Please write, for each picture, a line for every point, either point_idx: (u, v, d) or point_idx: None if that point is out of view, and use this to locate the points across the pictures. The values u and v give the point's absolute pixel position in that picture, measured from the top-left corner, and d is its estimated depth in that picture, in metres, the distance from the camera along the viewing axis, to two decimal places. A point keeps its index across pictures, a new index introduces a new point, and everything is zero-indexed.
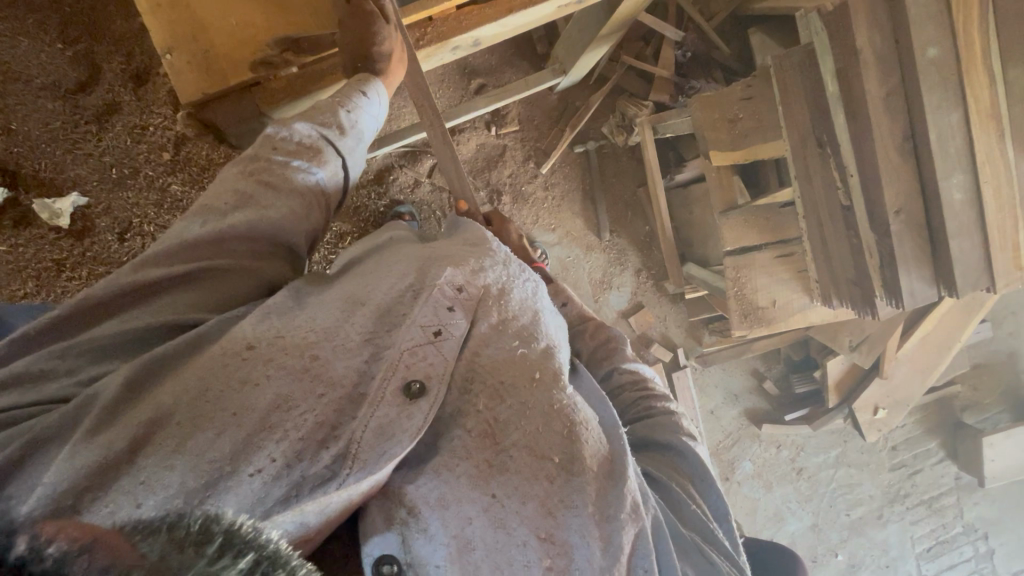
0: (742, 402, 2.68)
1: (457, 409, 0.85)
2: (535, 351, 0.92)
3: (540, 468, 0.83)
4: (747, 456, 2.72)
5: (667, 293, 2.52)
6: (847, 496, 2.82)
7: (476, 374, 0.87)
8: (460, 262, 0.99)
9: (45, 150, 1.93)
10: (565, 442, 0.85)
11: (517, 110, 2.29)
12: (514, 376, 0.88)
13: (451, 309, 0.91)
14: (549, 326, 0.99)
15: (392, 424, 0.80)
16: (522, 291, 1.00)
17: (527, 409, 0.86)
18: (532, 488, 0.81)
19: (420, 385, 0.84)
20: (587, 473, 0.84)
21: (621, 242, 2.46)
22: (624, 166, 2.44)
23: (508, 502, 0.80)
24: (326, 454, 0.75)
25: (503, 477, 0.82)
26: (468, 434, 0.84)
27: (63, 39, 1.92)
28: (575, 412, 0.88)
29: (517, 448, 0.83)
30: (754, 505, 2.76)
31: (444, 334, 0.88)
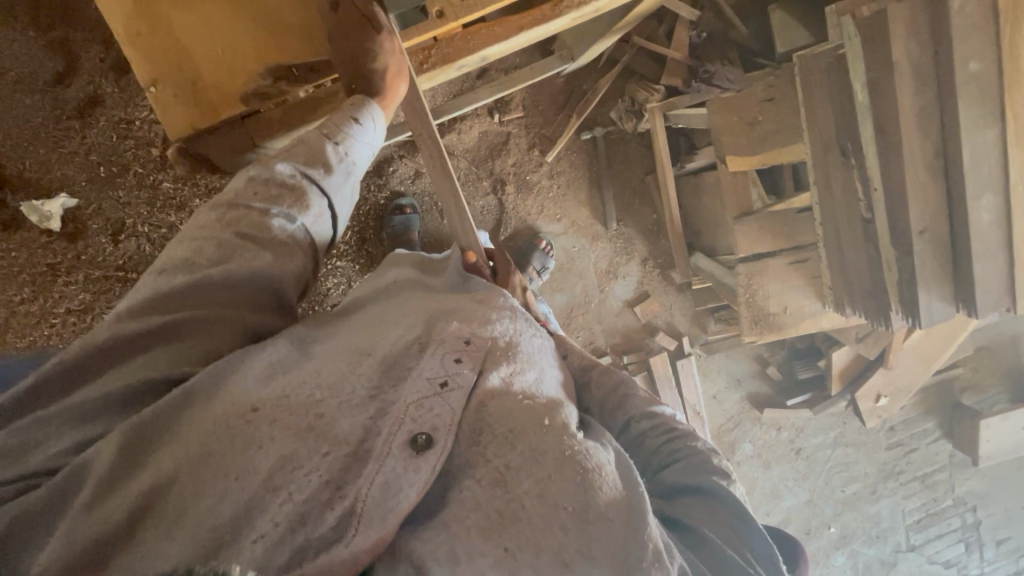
0: (744, 387, 2.70)
1: (466, 460, 0.80)
2: (539, 401, 0.88)
3: (554, 518, 0.76)
4: (748, 438, 2.77)
5: (673, 283, 2.49)
6: (842, 474, 2.90)
7: (484, 424, 0.82)
8: (468, 316, 0.97)
9: (28, 149, 1.84)
10: (580, 490, 0.78)
11: (522, 95, 2.19)
12: (523, 425, 0.82)
13: (459, 360, 0.88)
14: (551, 383, 0.98)
15: (398, 479, 0.76)
16: (532, 350, 1.00)
17: (539, 457, 0.79)
18: (546, 541, 0.75)
19: (427, 437, 0.80)
20: (605, 522, 0.77)
21: (627, 231, 2.40)
22: (632, 152, 2.35)
23: (522, 555, 0.74)
24: (331, 515, 0.73)
25: (515, 529, 0.75)
26: (478, 484, 0.78)
27: (35, 26, 1.79)
28: (588, 458, 0.81)
29: (529, 498, 0.77)
30: (752, 483, 2.85)
31: (450, 385, 0.85)
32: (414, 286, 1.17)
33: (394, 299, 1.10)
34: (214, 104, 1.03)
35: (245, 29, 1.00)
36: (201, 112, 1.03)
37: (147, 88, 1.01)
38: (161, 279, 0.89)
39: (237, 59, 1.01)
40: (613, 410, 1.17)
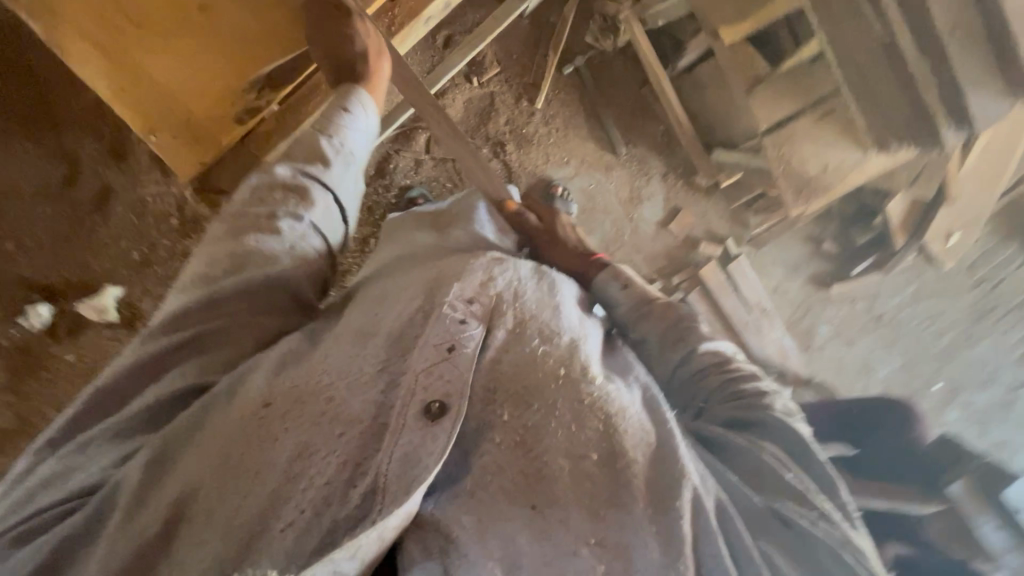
0: (804, 271, 2.61)
1: (483, 422, 0.80)
2: (561, 346, 0.89)
3: (578, 468, 0.78)
4: (823, 320, 2.67)
5: (700, 189, 2.40)
6: (933, 327, 2.77)
7: (498, 382, 0.83)
8: (465, 275, 0.94)
9: (66, 254, 1.94)
10: (603, 438, 0.81)
11: (493, 50, 2.13)
12: (541, 380, 0.84)
13: (464, 321, 0.86)
14: (570, 319, 0.97)
15: (417, 450, 0.72)
16: (545, 280, 1.02)
17: (554, 409, 0.82)
18: (574, 494, 0.76)
19: (440, 404, 0.76)
20: (632, 469, 0.78)
21: (639, 152, 2.33)
22: (619, 77, 2.26)
23: (550, 511, 0.75)
24: (355, 493, 0.70)
25: (541, 486, 0.76)
26: (498, 447, 0.78)
27: (34, 141, 1.89)
28: (609, 403, 0.84)
29: (554, 458, 0.78)
30: (842, 364, 2.73)
31: (458, 349, 0.81)
32: (411, 258, 1.13)
33: (397, 271, 1.08)
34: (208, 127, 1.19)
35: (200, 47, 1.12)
36: (204, 146, 1.20)
37: (147, 138, 1.17)
38: (181, 298, 0.90)
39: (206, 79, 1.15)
40: (675, 344, 1.12)
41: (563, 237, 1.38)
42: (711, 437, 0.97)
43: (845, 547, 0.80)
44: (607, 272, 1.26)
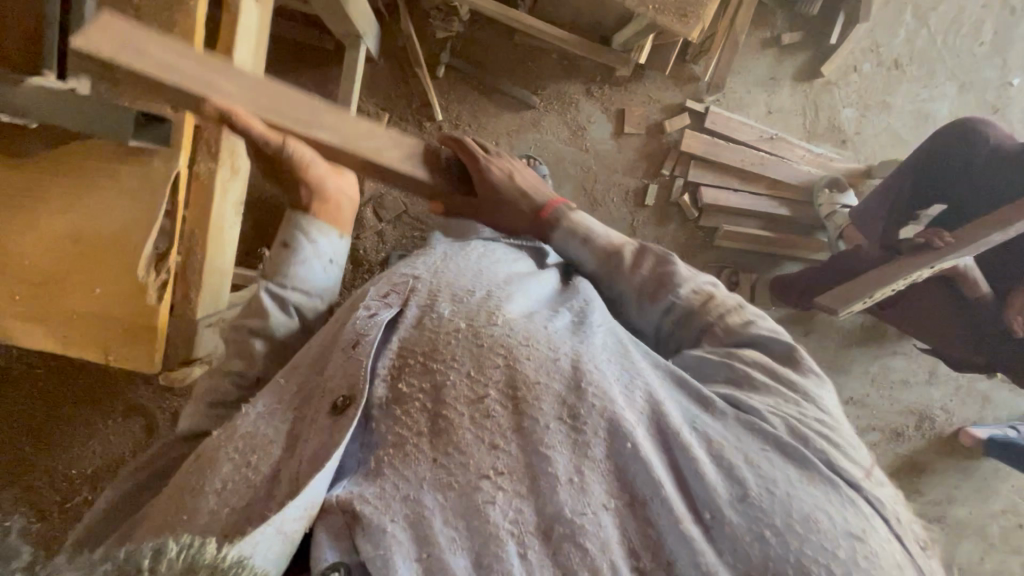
0: (784, 76, 2.34)
1: (394, 396, 0.88)
2: (470, 301, 1.00)
3: (473, 409, 0.84)
4: (839, 104, 2.39)
5: (627, 79, 2.28)
6: (964, 31, 2.39)
7: (407, 357, 0.91)
8: (383, 281, 1.08)
9: None
10: (505, 368, 0.88)
11: (370, 103, 2.18)
12: (442, 340, 0.92)
13: (373, 313, 0.98)
14: (484, 274, 1.10)
15: (326, 446, 0.83)
16: (477, 264, 1.14)
17: (454, 361, 0.89)
18: (479, 430, 0.83)
19: (343, 400, 0.87)
20: (540, 396, 0.85)
21: (551, 90, 2.26)
22: (491, 41, 2.21)
23: (448, 459, 0.81)
24: (274, 499, 0.81)
25: (443, 440, 0.82)
26: (402, 417, 0.85)
27: (107, 410, 2.13)
28: (510, 339, 0.92)
29: (452, 406, 0.85)
30: (889, 131, 2.44)
31: (360, 343, 0.92)
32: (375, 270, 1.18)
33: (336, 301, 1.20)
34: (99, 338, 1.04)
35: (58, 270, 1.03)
36: (147, 336, 1.05)
37: (105, 360, 1.04)
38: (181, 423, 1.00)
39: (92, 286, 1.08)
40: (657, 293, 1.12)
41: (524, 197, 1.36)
42: (690, 361, 1.02)
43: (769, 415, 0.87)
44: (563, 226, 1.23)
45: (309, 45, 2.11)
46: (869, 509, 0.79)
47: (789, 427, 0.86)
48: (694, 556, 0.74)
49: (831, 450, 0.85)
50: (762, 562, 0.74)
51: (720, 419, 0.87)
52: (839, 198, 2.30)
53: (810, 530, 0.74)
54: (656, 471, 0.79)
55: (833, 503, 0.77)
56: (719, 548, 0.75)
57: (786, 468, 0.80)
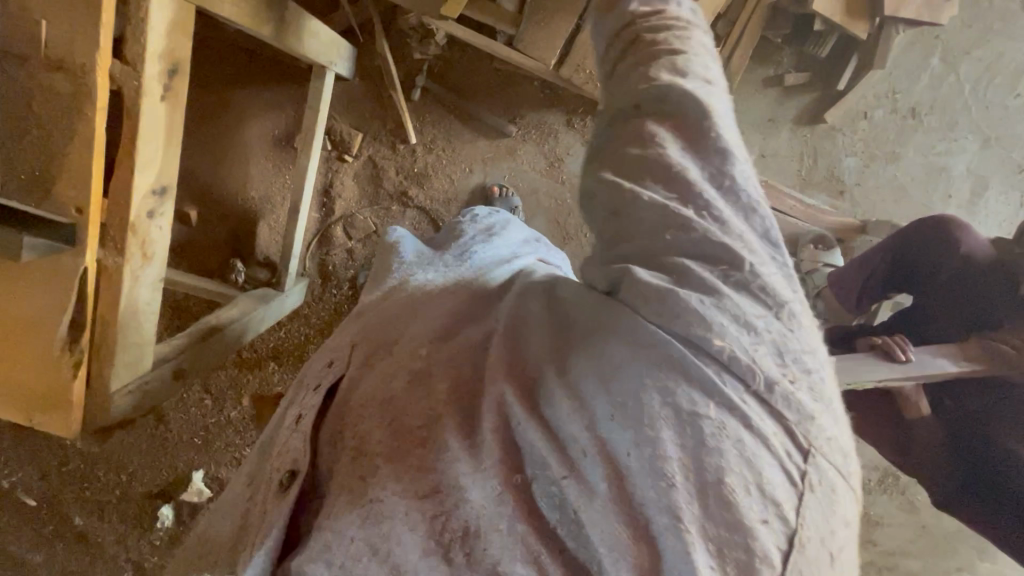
0: (784, 119, 2.17)
1: (330, 457, 0.77)
2: (389, 336, 0.89)
3: (388, 435, 0.72)
4: (843, 153, 2.21)
5: None
6: (997, 80, 2.16)
7: (344, 408, 0.80)
8: (328, 348, 0.97)
9: (152, 468, 2.29)
10: (414, 386, 0.76)
11: (344, 122, 2.16)
12: (372, 387, 0.80)
13: (319, 384, 0.88)
14: (422, 308, 0.96)
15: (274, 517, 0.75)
16: (411, 296, 1.03)
17: (378, 396, 0.77)
18: (399, 461, 0.70)
19: (289, 472, 0.79)
20: (441, 406, 0.73)
21: (530, 118, 2.18)
22: (470, 61, 2.13)
23: (384, 496, 0.68)
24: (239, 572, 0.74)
25: (370, 476, 0.70)
26: (342, 465, 0.74)
27: None
28: (420, 355, 0.80)
29: (377, 442, 0.72)
30: (896, 185, 2.25)
31: (302, 414, 0.84)
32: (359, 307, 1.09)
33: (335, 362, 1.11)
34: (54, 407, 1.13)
35: (18, 340, 1.11)
36: (63, 408, 1.13)
37: (29, 425, 1.14)
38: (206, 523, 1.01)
39: (37, 363, 1.11)
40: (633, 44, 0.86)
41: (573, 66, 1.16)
42: (597, 183, 0.77)
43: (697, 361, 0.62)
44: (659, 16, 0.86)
45: (280, 61, 2.11)
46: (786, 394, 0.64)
47: (684, 278, 0.67)
48: (608, 518, 0.62)
49: (733, 297, 0.65)
50: (653, 490, 0.60)
51: (607, 318, 0.68)
52: (826, 256, 2.09)
53: (694, 435, 0.61)
54: (524, 424, 0.67)
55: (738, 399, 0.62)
56: (609, 499, 0.63)
57: (666, 369, 0.63)
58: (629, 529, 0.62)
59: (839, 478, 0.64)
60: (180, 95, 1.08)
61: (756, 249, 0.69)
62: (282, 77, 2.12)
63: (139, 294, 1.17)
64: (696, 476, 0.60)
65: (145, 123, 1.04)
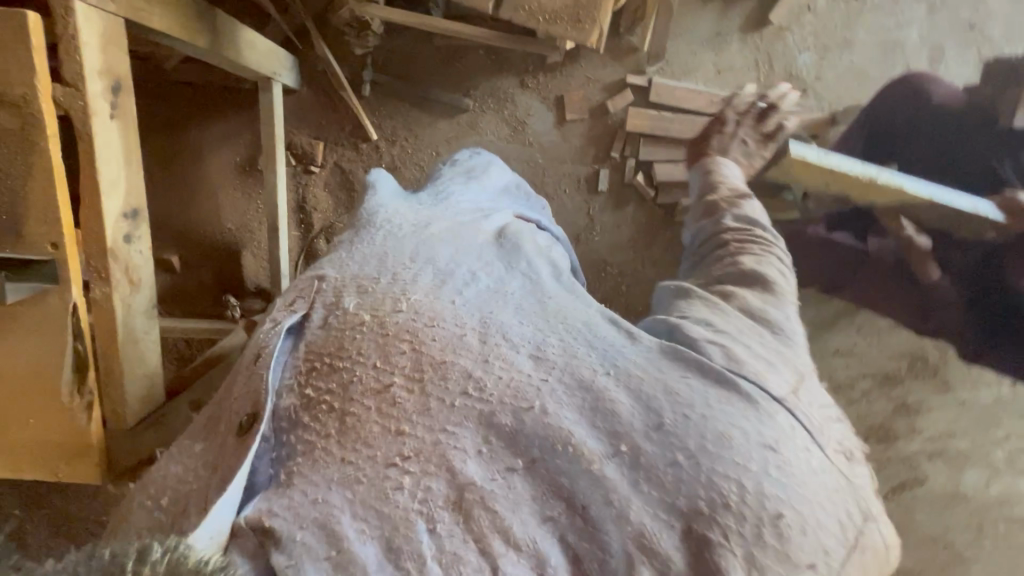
0: (730, 29, 2.18)
1: (295, 409, 0.87)
2: (376, 292, 0.95)
3: (380, 400, 0.84)
4: (796, 50, 2.22)
5: (561, 63, 2.17)
6: None
7: (315, 360, 0.89)
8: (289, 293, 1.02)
9: None
10: (409, 357, 0.87)
11: (303, 134, 2.16)
12: (348, 337, 0.90)
13: (276, 325, 0.95)
14: (389, 257, 1.02)
15: (235, 460, 0.83)
16: (383, 246, 1.05)
17: (359, 356, 0.88)
18: (380, 422, 0.83)
19: (251, 415, 0.86)
20: (446, 373, 0.86)
21: (483, 87, 2.17)
22: (413, 48, 2.13)
23: (355, 457, 0.81)
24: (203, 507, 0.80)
25: (348, 437, 0.83)
26: (309, 423, 0.85)
27: None
28: (412, 327, 0.90)
29: (358, 402, 0.85)
30: (856, 71, 2.25)
31: (263, 353, 0.91)
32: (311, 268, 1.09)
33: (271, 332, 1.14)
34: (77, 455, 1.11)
35: (24, 397, 1.08)
36: (85, 454, 1.11)
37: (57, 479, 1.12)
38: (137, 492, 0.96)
39: (49, 415, 1.09)
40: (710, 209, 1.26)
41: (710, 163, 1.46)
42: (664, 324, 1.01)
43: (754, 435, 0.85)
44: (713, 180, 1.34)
45: (229, 87, 2.09)
46: (788, 419, 0.89)
47: (737, 369, 0.92)
48: (621, 515, 0.79)
49: (770, 385, 0.92)
50: (707, 503, 0.80)
51: (676, 378, 0.90)
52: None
53: (762, 469, 0.82)
54: (559, 418, 0.83)
55: (744, 420, 0.86)
56: (642, 488, 0.81)
57: (730, 407, 0.87)
58: (649, 504, 0.80)
59: (845, 507, 0.86)
60: (130, 113, 1.07)
61: (808, 385, 0.98)
62: (231, 103, 2.10)
63: (134, 323, 1.14)
64: (763, 511, 0.80)
65: (100, 146, 1.02)
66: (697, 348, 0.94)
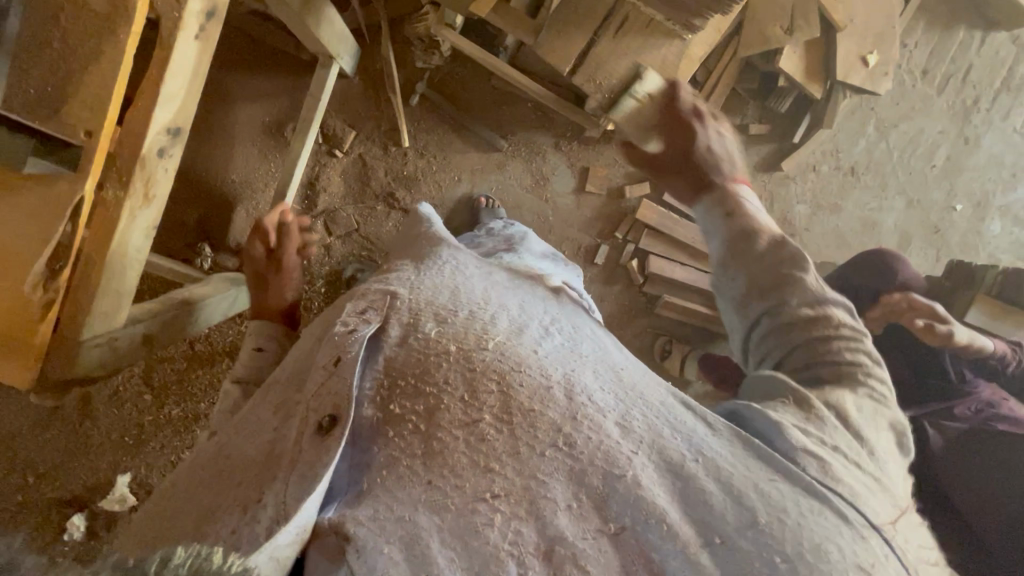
0: (747, 162, 2.43)
1: (377, 416, 0.82)
2: (456, 322, 0.92)
3: (472, 430, 0.79)
4: (795, 199, 2.49)
5: (597, 139, 2.33)
6: (918, 152, 2.52)
7: (394, 376, 0.86)
8: (357, 298, 1.01)
9: (76, 466, 2.14)
10: (500, 391, 0.82)
11: (339, 118, 2.18)
12: (432, 362, 0.86)
13: (354, 325, 0.92)
14: (466, 295, 1.00)
15: (313, 460, 0.78)
16: (449, 281, 1.04)
17: (445, 386, 0.83)
18: (474, 450, 0.77)
19: (330, 416, 0.81)
20: (533, 421, 0.79)
21: (521, 135, 2.30)
22: (470, 78, 2.24)
23: (450, 479, 0.76)
24: (264, 517, 0.75)
25: (435, 460, 0.77)
26: (391, 437, 0.80)
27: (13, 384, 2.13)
28: (503, 362, 0.86)
29: (445, 429, 0.79)
30: (838, 233, 2.53)
31: (340, 358, 0.87)
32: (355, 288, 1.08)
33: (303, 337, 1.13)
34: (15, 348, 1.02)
35: None
36: (24, 353, 1.02)
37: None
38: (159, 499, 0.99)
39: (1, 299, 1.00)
40: (767, 292, 1.07)
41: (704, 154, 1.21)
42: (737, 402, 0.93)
43: (845, 540, 0.74)
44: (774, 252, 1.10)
45: (286, 52, 2.11)
46: (881, 546, 0.77)
47: (828, 470, 0.81)
48: None
49: (861, 495, 0.82)
50: None
51: (765, 467, 0.80)
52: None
53: None
54: (648, 492, 0.75)
55: (839, 532, 0.75)
56: None
57: (824, 514, 0.76)
58: None
59: None
60: (212, 40, 1.08)
61: (895, 493, 0.86)
62: (280, 66, 2.12)
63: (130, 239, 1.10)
64: None
65: (174, 63, 1.02)
66: (793, 449, 0.83)
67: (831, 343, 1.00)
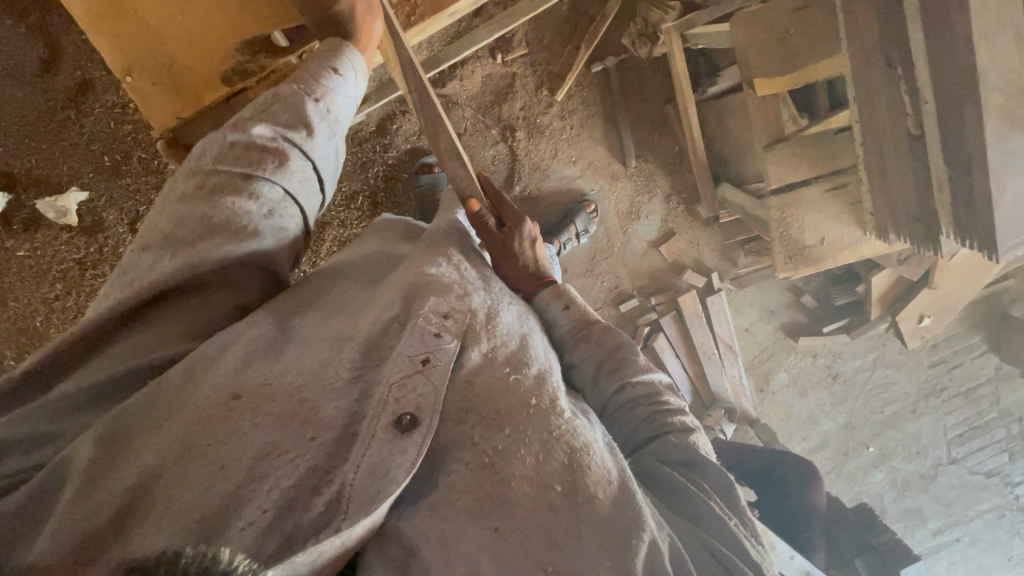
0: (777, 318, 2.65)
1: (453, 441, 0.83)
2: (528, 376, 0.91)
3: (543, 497, 0.80)
4: (783, 367, 2.73)
5: (700, 218, 2.40)
6: (881, 396, 2.88)
7: (472, 404, 0.85)
8: (443, 289, 0.95)
9: (31, 145, 1.82)
10: (568, 470, 0.83)
11: (524, 30, 2.03)
12: (513, 410, 0.85)
13: (439, 334, 0.88)
14: (537, 348, 0.99)
15: (384, 462, 0.77)
16: (519, 324, 1.01)
17: (523, 436, 0.84)
18: (537, 519, 0.79)
19: (411, 417, 0.80)
20: (594, 504, 0.81)
21: (648, 167, 2.29)
22: (652, 86, 2.21)
23: (511, 535, 0.78)
24: (319, 501, 0.74)
25: (504, 509, 0.79)
26: (466, 466, 0.81)
27: (10, 12, 1.71)
28: (575, 437, 0.86)
29: (521, 491, 0.80)
30: (787, 410, 2.81)
31: (431, 361, 0.85)
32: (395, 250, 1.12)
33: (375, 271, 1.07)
34: (193, 88, 1.14)
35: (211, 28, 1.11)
36: (183, 99, 1.14)
37: (124, 79, 1.12)
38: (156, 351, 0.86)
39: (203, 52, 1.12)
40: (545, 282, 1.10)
41: (520, 252, 1.19)
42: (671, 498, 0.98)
43: None
44: (642, 386, 1.10)
45: None
46: None
47: None
48: None
49: None
50: None
51: None
52: (723, 424, 2.52)
53: None
54: None
55: None
56: None
57: None
58: None
59: None
60: None
61: None
62: None
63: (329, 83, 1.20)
64: None
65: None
66: None
67: (674, 429, 1.06)
